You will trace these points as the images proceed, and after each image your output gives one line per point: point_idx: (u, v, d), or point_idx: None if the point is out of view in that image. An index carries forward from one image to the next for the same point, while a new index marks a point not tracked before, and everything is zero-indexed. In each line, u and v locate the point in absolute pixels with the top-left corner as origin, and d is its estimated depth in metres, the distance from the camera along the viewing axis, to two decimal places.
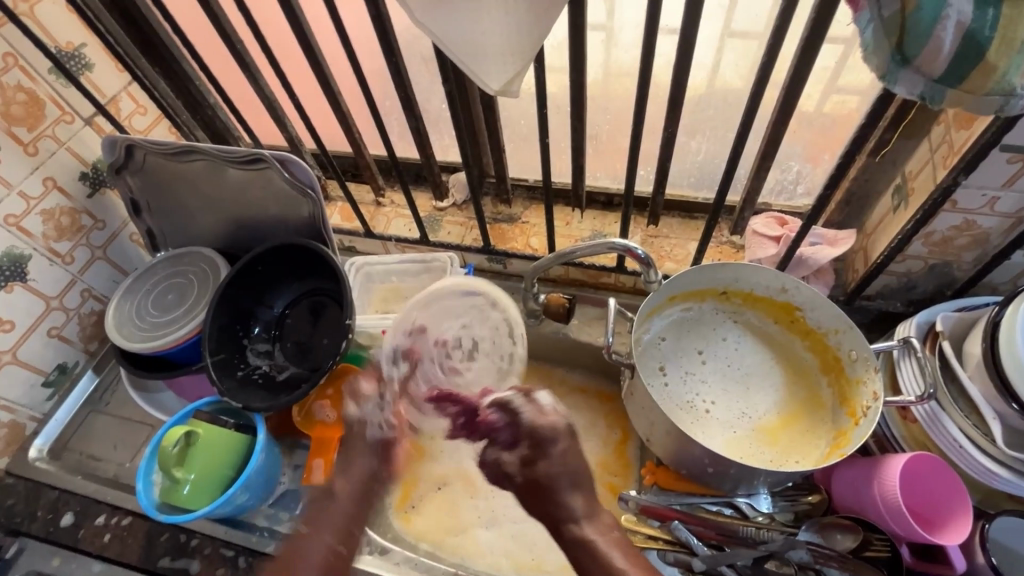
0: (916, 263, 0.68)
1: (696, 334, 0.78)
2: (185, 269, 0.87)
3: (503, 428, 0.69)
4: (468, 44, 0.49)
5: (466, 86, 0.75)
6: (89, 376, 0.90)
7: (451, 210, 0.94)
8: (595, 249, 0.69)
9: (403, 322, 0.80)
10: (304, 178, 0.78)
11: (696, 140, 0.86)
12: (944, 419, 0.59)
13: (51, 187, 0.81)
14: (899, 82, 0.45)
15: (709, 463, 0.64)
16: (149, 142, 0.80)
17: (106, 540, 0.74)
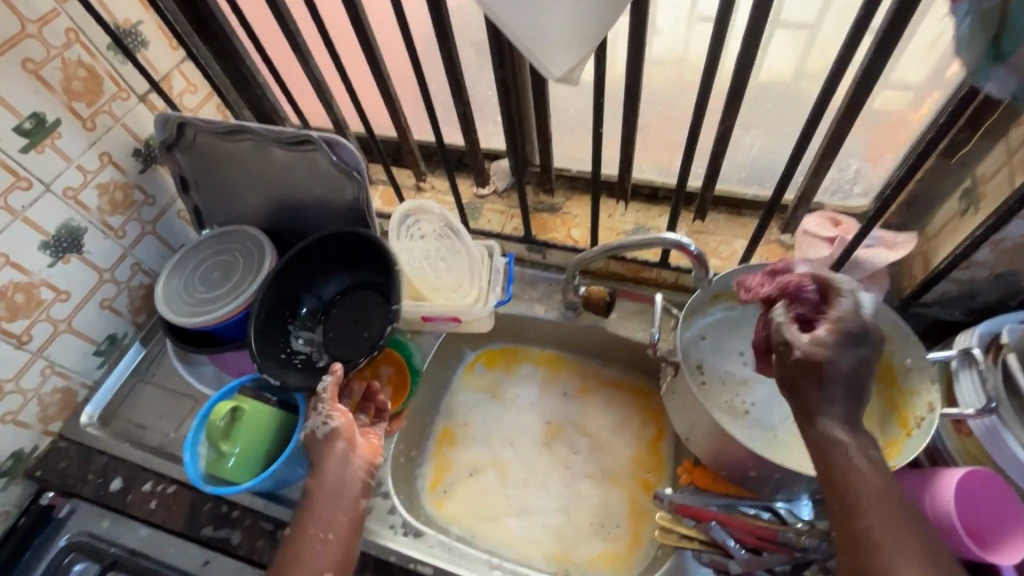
0: (981, 271, 0.65)
1: (739, 334, 0.77)
2: (230, 248, 0.88)
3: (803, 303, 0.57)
4: (534, 30, 0.48)
5: (517, 72, 0.74)
6: (136, 348, 0.93)
7: (491, 198, 0.95)
8: (643, 243, 0.68)
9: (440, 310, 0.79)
10: (350, 161, 0.79)
11: (750, 134, 0.81)
12: (1005, 434, 0.57)
13: (107, 162, 0.83)
14: (990, 79, 0.43)
15: (752, 465, 0.64)
16: (201, 121, 0.82)
17: (152, 507, 0.77)
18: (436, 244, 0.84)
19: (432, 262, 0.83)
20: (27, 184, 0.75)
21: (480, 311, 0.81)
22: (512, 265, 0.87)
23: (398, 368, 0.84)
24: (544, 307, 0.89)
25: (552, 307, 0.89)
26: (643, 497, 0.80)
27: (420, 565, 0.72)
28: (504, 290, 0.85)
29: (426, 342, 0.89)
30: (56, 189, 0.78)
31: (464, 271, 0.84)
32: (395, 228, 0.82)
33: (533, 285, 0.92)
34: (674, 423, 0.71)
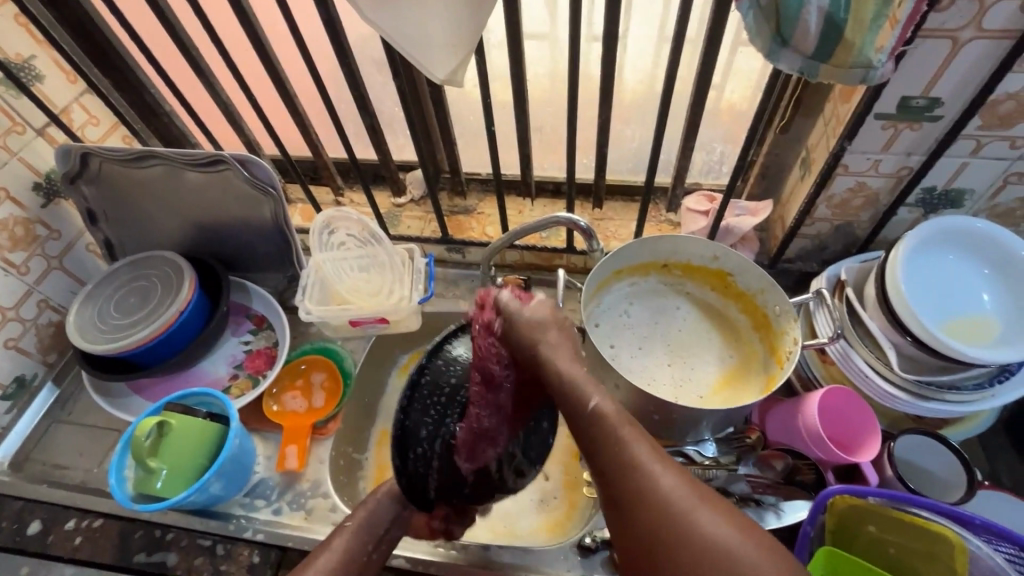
0: (824, 225, 0.78)
1: (648, 305, 0.87)
2: (146, 273, 0.88)
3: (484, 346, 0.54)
4: (416, 39, 0.55)
5: (417, 81, 0.80)
6: (49, 389, 0.90)
7: (408, 206, 1.00)
8: (542, 225, 0.75)
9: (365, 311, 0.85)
10: (264, 178, 0.82)
11: (629, 128, 0.93)
12: (852, 355, 0.68)
13: (4, 198, 0.81)
14: (782, 59, 0.53)
15: (657, 412, 0.71)
16: (105, 149, 0.82)
17: (77, 543, 0.74)
18: (355, 249, 0.89)
19: (353, 269, 0.88)
20: None
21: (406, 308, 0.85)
22: (433, 264, 0.91)
23: (331, 374, 0.89)
24: (468, 302, 0.95)
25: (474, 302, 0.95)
26: (576, 466, 0.86)
27: None
28: (427, 288, 0.88)
29: (356, 347, 0.92)
30: None
31: (385, 271, 0.89)
32: (317, 239, 0.87)
33: (457, 283, 0.98)
34: None
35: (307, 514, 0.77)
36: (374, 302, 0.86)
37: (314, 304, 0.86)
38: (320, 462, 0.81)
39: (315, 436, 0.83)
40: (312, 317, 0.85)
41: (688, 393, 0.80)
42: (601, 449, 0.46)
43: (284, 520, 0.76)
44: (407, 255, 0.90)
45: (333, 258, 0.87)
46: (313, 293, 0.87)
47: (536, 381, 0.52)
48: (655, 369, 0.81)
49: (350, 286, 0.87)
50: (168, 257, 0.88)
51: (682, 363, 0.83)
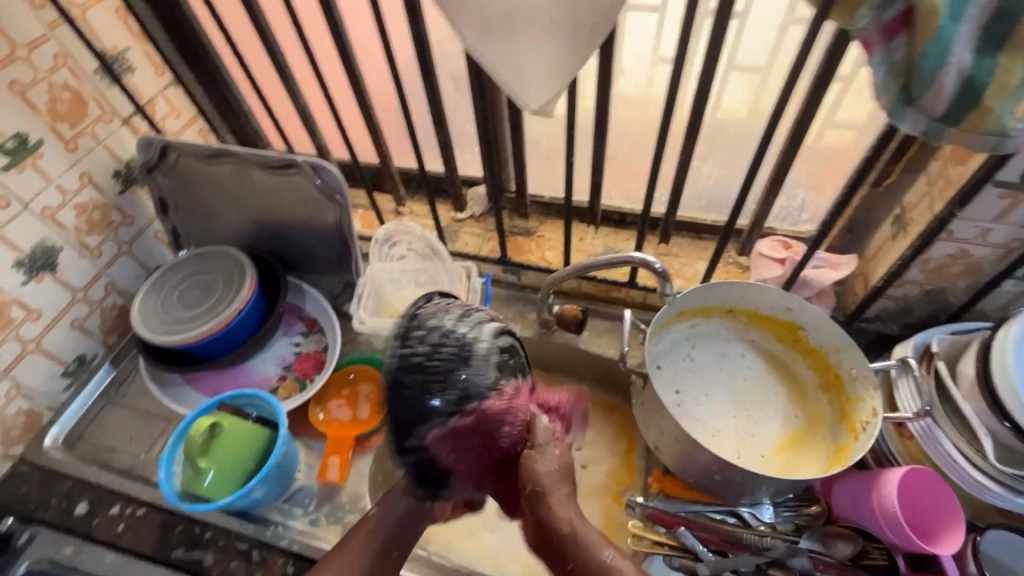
0: (913, 288, 0.73)
1: (708, 350, 0.83)
2: (210, 268, 0.89)
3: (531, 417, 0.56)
4: (513, 68, 0.53)
5: (497, 103, 0.79)
6: (106, 369, 0.91)
7: (468, 222, 0.99)
8: (613, 262, 0.72)
9: None
10: (333, 185, 0.83)
11: (708, 164, 0.87)
12: (940, 437, 0.63)
13: (86, 182, 0.84)
14: (904, 119, 0.49)
15: (716, 471, 0.67)
16: (184, 144, 0.84)
17: (120, 530, 0.75)
18: (410, 264, 0.88)
19: (410, 283, 0.87)
20: (6, 203, 0.75)
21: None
22: (489, 285, 0.91)
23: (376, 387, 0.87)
24: (519, 326, 0.93)
25: (526, 326, 0.93)
26: (618, 511, 0.82)
27: None
28: (482, 307, 0.86)
29: None
30: (33, 207, 0.78)
31: (442, 284, 0.87)
32: (374, 254, 0.87)
33: (509, 305, 0.96)
34: (644, 433, 0.74)
35: (342, 529, 0.76)
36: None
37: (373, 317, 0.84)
38: (360, 475, 0.81)
39: (358, 449, 0.83)
40: (365, 327, 0.83)
41: (746, 449, 0.76)
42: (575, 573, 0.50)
43: (320, 533, 0.76)
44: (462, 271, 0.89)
45: (390, 272, 0.87)
46: (369, 307, 0.84)
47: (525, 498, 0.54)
48: (712, 421, 0.78)
49: (407, 300, 0.86)
50: (229, 252, 0.89)
51: (743, 417, 0.79)
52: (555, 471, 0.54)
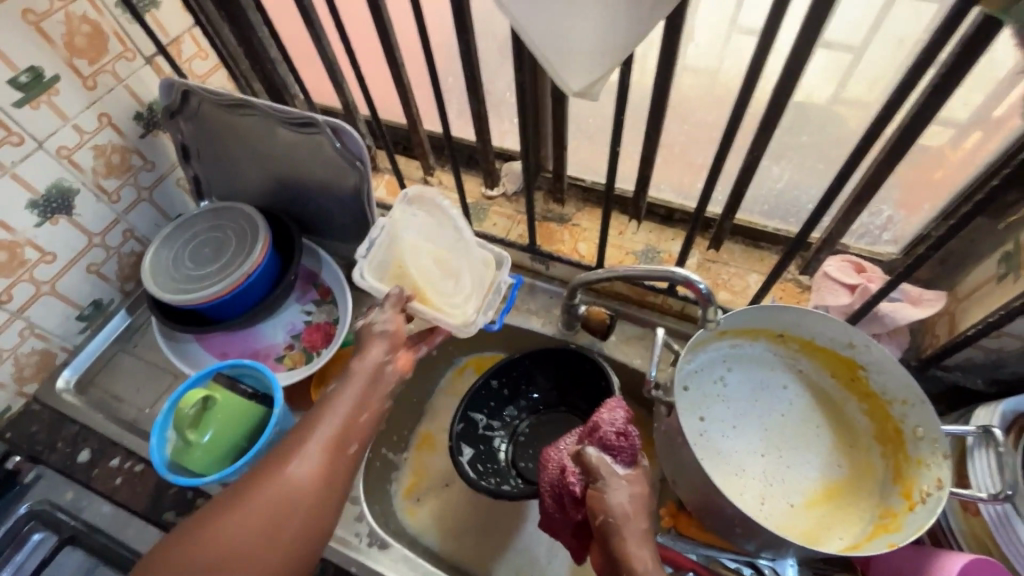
0: (1013, 343, 0.60)
1: (748, 376, 0.74)
2: (225, 225, 0.85)
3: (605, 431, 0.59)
4: (553, 36, 0.44)
5: (540, 72, 0.69)
6: (122, 316, 0.90)
7: (498, 200, 0.91)
8: (652, 274, 0.63)
9: (422, 308, 0.69)
10: (354, 149, 0.76)
11: (780, 165, 0.74)
12: (1016, 524, 0.53)
13: (105, 123, 0.80)
14: None
15: (737, 523, 0.59)
16: (205, 89, 0.79)
17: (117, 484, 0.75)
18: (438, 230, 0.74)
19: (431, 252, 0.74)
20: (19, 140, 0.71)
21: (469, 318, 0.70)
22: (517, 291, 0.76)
23: None
24: (541, 321, 0.86)
25: (548, 322, 0.86)
26: None
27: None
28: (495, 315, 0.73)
29: None
30: (48, 146, 0.75)
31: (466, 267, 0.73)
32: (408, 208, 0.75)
33: (532, 297, 0.88)
34: (661, 464, 0.67)
35: None
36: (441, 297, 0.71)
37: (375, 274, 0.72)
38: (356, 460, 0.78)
39: None
40: (364, 283, 0.71)
41: (777, 497, 0.67)
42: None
43: None
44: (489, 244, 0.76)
45: (414, 231, 0.75)
46: (375, 263, 0.73)
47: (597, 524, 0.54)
48: (742, 460, 0.69)
49: (419, 269, 0.72)
50: (245, 209, 0.84)
51: (780, 458, 0.70)
52: (631, 492, 0.55)
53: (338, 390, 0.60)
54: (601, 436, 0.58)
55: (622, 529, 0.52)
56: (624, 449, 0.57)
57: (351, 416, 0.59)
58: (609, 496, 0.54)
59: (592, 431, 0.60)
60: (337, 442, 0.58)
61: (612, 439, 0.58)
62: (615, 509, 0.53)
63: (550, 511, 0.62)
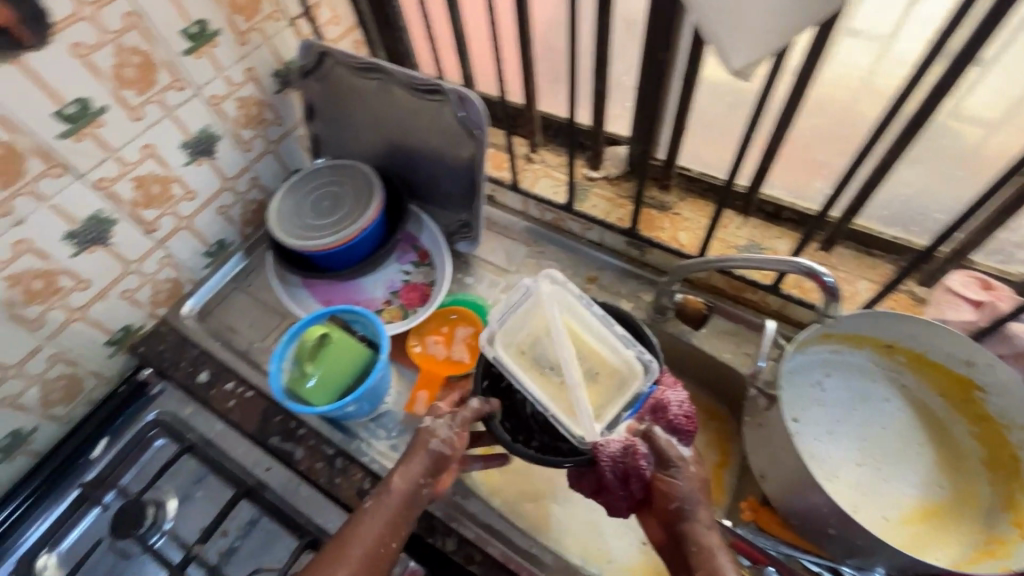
0: None
1: (849, 384, 0.73)
2: (343, 181, 0.91)
3: (673, 414, 0.62)
4: (722, 9, 0.45)
5: (674, 54, 0.69)
6: (240, 257, 0.99)
7: (600, 183, 0.92)
8: (766, 264, 0.63)
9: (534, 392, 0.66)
10: (474, 119, 0.79)
11: (912, 170, 0.71)
12: None
13: (250, 77, 0.87)
14: None
15: (833, 525, 0.58)
16: (342, 53, 0.85)
17: (230, 405, 0.82)
18: (574, 316, 0.71)
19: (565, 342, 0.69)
20: (182, 86, 0.79)
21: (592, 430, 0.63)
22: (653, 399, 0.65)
23: (475, 330, 0.87)
24: (631, 305, 0.87)
25: (638, 307, 0.87)
26: None
27: (462, 527, 0.72)
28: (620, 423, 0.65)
29: None
30: (204, 94, 0.82)
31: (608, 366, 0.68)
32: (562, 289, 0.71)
33: (624, 281, 0.90)
34: (751, 457, 0.67)
35: None
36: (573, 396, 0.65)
37: (504, 346, 0.70)
38: None
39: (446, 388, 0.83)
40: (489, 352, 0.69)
41: (873, 509, 0.65)
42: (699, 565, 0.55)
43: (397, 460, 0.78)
44: (638, 347, 0.67)
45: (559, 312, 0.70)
46: (507, 333, 0.71)
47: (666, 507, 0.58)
48: (836, 467, 0.68)
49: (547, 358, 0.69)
50: (360, 167, 0.90)
51: (878, 470, 0.68)
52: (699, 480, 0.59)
53: (372, 509, 0.60)
54: (672, 418, 0.62)
55: (695, 515, 0.57)
56: (688, 430, 0.61)
57: (377, 546, 0.59)
58: (682, 482, 0.57)
59: (655, 408, 0.63)
60: (364, 573, 0.57)
61: (680, 421, 0.61)
62: (686, 490, 0.57)
63: (603, 487, 0.61)
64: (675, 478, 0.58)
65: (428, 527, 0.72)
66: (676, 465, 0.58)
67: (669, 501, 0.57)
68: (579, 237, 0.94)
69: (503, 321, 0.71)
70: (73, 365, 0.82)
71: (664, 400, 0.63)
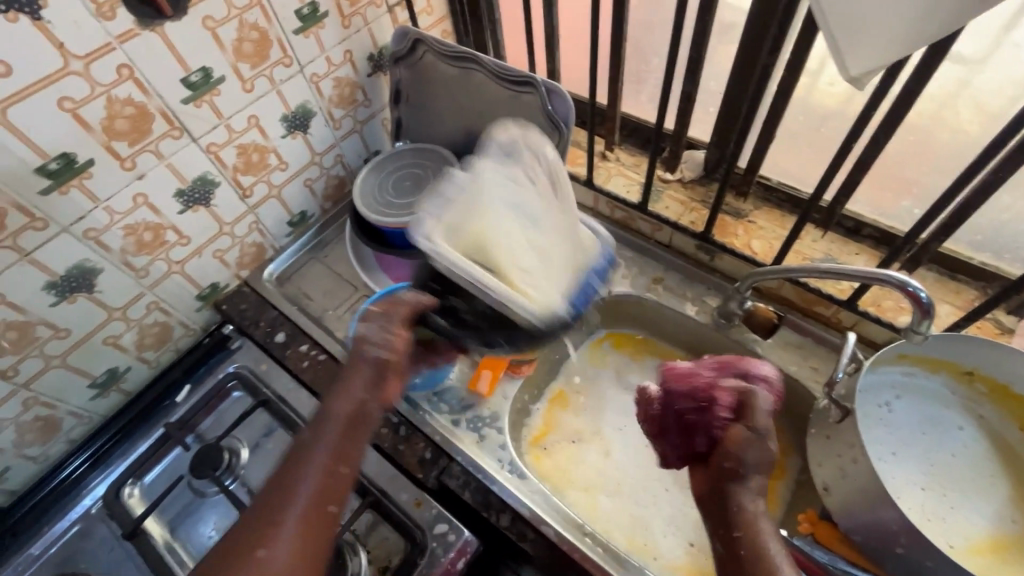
0: None
1: (922, 407, 0.71)
2: (425, 163, 0.95)
3: (763, 381, 0.58)
4: (850, 17, 0.45)
5: (773, 61, 0.69)
6: (319, 229, 1.04)
7: (674, 185, 0.93)
8: (850, 275, 0.63)
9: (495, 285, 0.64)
10: (561, 113, 0.82)
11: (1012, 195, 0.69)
12: None
13: (347, 59, 0.92)
14: None
15: (901, 543, 0.57)
16: (436, 41, 0.89)
17: (304, 366, 0.87)
18: (502, 182, 0.70)
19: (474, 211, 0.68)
20: (289, 63, 0.83)
21: (525, 310, 0.64)
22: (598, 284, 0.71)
23: None
24: (695, 308, 0.88)
25: (703, 311, 0.87)
26: None
27: (517, 505, 0.74)
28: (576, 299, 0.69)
29: None
30: (307, 71, 0.86)
31: (516, 245, 0.68)
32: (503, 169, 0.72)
33: (690, 284, 0.90)
34: (814, 469, 0.67)
35: (478, 439, 0.81)
36: (512, 271, 0.66)
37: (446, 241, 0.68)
38: (504, 397, 0.85)
39: (508, 372, 0.86)
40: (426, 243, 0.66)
41: (942, 536, 0.64)
42: (740, 524, 0.50)
43: (456, 435, 0.81)
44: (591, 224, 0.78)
45: (494, 185, 0.70)
46: (440, 225, 0.68)
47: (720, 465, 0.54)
48: (903, 489, 0.66)
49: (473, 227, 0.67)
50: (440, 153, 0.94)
51: (948, 498, 0.66)
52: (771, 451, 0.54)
53: (312, 439, 0.54)
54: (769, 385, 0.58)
55: (745, 477, 0.52)
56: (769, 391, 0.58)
57: (331, 466, 0.52)
58: (749, 446, 0.53)
59: (751, 373, 0.59)
60: (308, 499, 0.50)
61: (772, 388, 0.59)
62: (752, 461, 0.53)
63: (664, 434, 0.60)
64: (749, 441, 0.53)
65: (484, 502, 0.75)
66: (755, 429, 0.54)
67: (729, 459, 0.53)
68: (647, 237, 0.95)
69: (439, 202, 0.70)
70: (166, 312, 0.88)
71: (754, 372, 0.59)
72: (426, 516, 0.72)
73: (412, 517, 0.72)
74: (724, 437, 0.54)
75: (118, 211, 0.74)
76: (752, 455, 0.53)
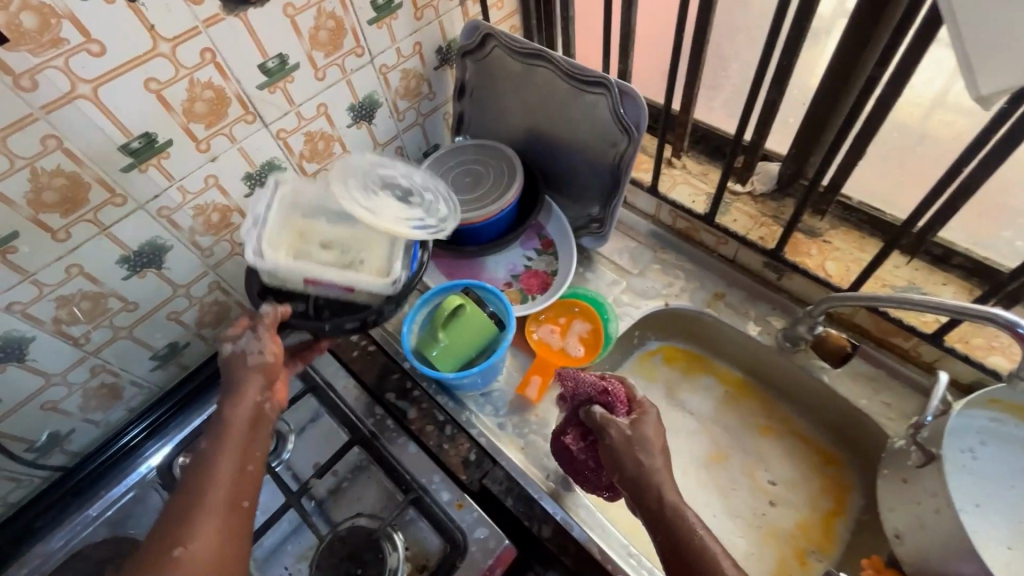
0: None
1: (1011, 458, 0.65)
2: (484, 160, 0.93)
3: (612, 394, 0.66)
4: (988, 35, 0.43)
5: (875, 72, 0.64)
6: None
7: (743, 198, 0.88)
8: (949, 311, 0.57)
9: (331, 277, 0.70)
10: (632, 117, 0.80)
11: None
12: None
13: (416, 51, 0.91)
14: None
15: None
16: (507, 36, 0.86)
17: (353, 355, 0.87)
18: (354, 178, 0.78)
19: (339, 212, 0.76)
20: (360, 53, 0.83)
21: (366, 284, 0.71)
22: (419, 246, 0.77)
23: (593, 329, 0.87)
24: (758, 329, 0.84)
25: (766, 332, 0.83)
26: (798, 567, 0.74)
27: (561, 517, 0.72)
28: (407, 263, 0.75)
29: (624, 314, 0.89)
30: (376, 62, 0.86)
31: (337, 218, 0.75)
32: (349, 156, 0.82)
33: (754, 303, 0.86)
34: (884, 514, 0.62)
35: (524, 445, 0.80)
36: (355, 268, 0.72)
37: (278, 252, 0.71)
38: (552, 404, 0.83)
39: (558, 379, 0.85)
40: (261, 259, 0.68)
41: None
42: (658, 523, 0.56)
43: (501, 439, 0.80)
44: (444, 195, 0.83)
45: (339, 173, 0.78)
46: (270, 234, 0.71)
47: (622, 473, 0.60)
48: (988, 545, 0.61)
49: (320, 225, 0.74)
50: (502, 150, 0.92)
51: None
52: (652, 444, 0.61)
53: (216, 444, 0.57)
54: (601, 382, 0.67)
55: (644, 476, 0.59)
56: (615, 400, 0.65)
57: (238, 470, 0.56)
58: (616, 441, 0.62)
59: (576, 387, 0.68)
60: (224, 500, 0.54)
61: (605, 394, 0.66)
62: (630, 466, 0.60)
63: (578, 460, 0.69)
64: (625, 446, 0.61)
65: (527, 511, 0.73)
66: (611, 433, 0.62)
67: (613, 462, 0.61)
68: (710, 250, 0.91)
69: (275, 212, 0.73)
70: (226, 292, 0.90)
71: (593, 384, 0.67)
72: (467, 518, 0.71)
73: (454, 519, 0.71)
74: (607, 447, 0.63)
75: (191, 191, 0.76)
76: (646, 458, 0.60)
